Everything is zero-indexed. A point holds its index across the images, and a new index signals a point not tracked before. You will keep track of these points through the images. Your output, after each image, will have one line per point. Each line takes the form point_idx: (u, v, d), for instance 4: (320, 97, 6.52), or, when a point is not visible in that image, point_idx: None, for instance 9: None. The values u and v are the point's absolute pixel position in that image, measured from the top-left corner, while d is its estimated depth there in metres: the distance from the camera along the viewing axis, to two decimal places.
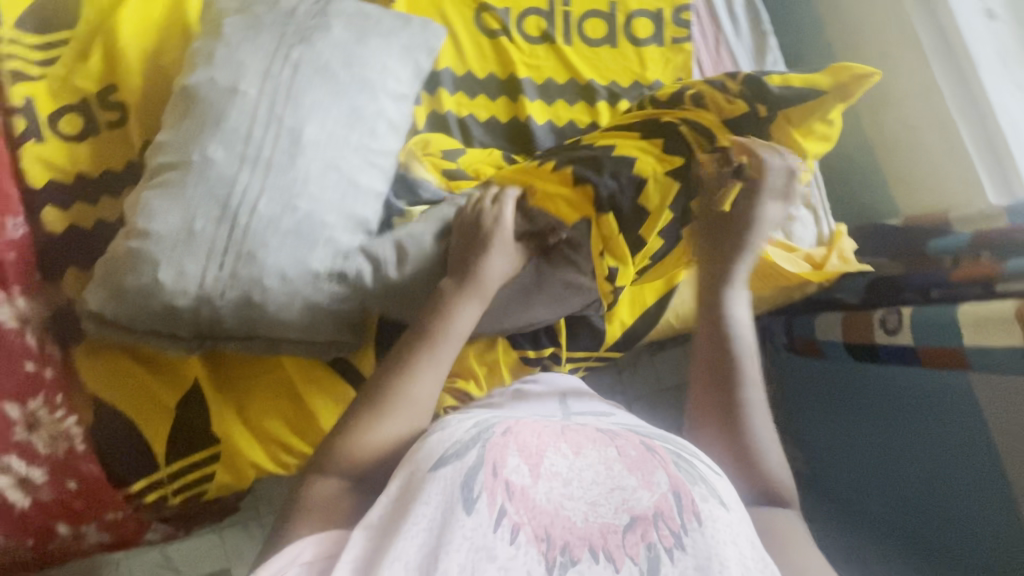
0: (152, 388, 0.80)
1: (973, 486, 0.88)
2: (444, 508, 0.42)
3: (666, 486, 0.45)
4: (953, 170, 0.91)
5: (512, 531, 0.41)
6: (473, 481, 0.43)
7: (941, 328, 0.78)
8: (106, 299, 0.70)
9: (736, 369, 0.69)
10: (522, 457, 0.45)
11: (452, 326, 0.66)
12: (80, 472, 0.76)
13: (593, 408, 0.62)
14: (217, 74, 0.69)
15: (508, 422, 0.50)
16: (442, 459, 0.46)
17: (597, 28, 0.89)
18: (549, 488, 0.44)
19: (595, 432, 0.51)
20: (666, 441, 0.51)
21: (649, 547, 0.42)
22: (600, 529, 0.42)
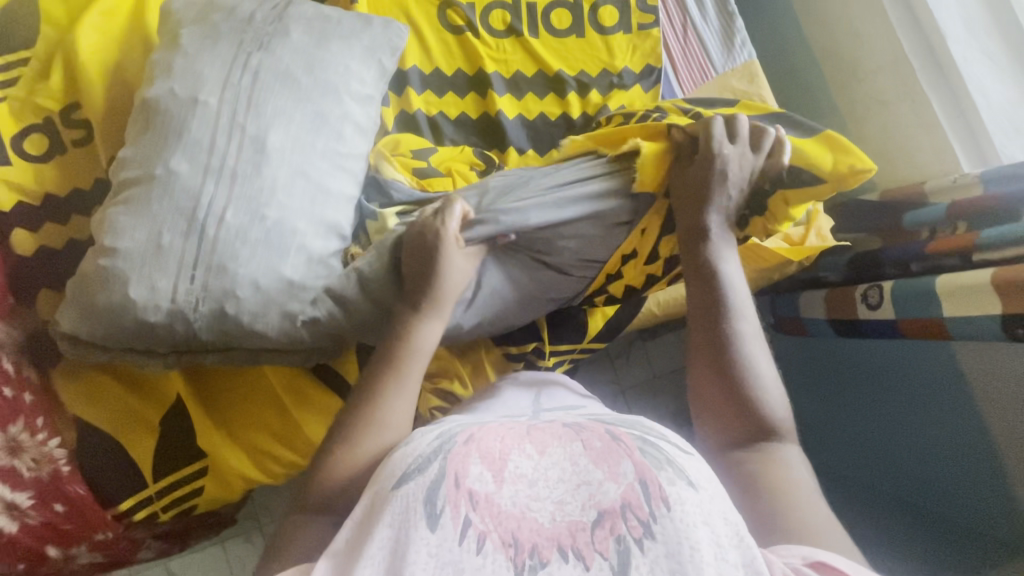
0: (135, 405, 0.80)
1: (963, 453, 0.88)
2: (406, 524, 0.42)
3: (631, 476, 0.44)
4: (925, 141, 0.91)
5: (478, 541, 0.41)
6: (435, 496, 0.42)
7: (921, 301, 0.78)
8: (80, 319, 0.69)
9: (725, 298, 0.63)
10: (485, 463, 0.45)
11: (412, 346, 0.62)
12: (67, 495, 0.76)
13: (564, 402, 0.62)
14: (177, 85, 0.68)
15: (471, 429, 0.50)
16: (404, 476, 0.45)
17: (562, 18, 0.88)
18: (514, 492, 0.44)
19: (561, 429, 0.50)
20: (631, 428, 0.49)
21: (618, 540, 0.41)
22: (568, 527, 0.42)
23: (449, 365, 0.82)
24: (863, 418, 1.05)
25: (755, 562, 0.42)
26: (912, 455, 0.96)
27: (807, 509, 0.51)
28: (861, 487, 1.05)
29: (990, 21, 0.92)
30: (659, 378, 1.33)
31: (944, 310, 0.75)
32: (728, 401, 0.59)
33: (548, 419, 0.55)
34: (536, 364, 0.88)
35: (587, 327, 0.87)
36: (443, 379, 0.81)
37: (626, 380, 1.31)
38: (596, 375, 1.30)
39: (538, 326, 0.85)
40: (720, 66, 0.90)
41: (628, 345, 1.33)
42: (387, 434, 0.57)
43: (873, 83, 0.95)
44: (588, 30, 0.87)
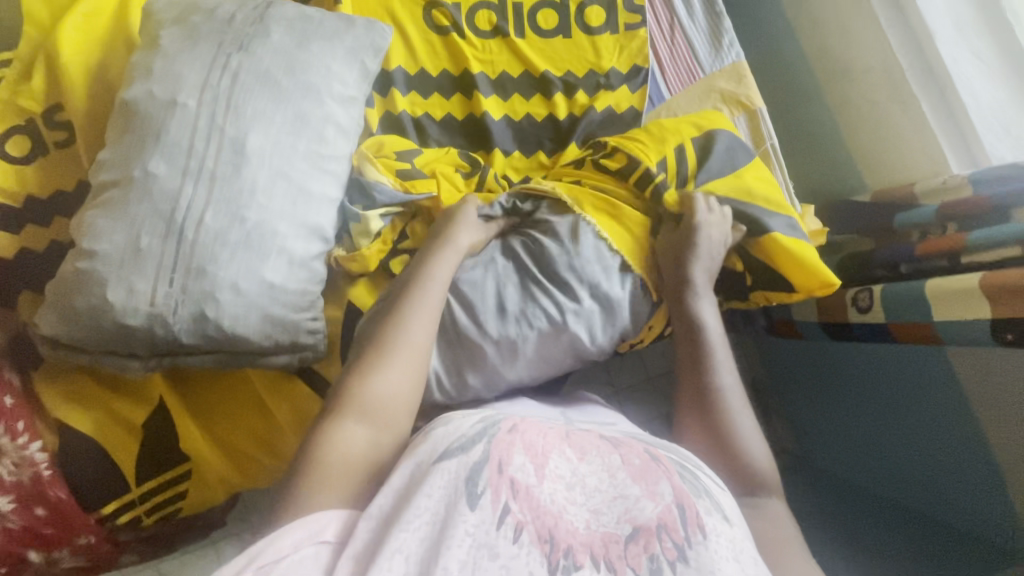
0: (119, 408, 0.79)
1: (959, 458, 0.87)
2: (447, 501, 0.42)
3: (669, 498, 0.45)
4: (915, 143, 0.90)
5: (515, 529, 0.41)
6: (479, 475, 0.43)
7: (910, 304, 0.77)
8: (59, 322, 0.69)
9: (708, 355, 0.71)
10: (528, 455, 0.46)
11: (430, 276, 0.67)
12: (48, 499, 0.75)
13: (595, 418, 0.66)
14: (156, 87, 0.67)
15: (514, 420, 0.51)
16: (447, 452, 0.46)
17: (548, 18, 0.87)
18: (552, 490, 0.44)
19: (599, 440, 0.51)
20: (671, 453, 0.53)
21: (652, 558, 0.42)
22: (602, 538, 0.43)
23: None
24: (858, 420, 1.05)
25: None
26: (906, 458, 0.95)
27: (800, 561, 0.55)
28: (861, 490, 1.05)
29: (979, 20, 0.91)
30: (653, 380, 1.32)
31: (934, 313, 0.74)
32: (715, 453, 0.66)
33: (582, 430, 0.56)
34: None
35: None
36: None
37: (620, 382, 1.31)
38: (589, 377, 1.30)
39: None
40: (708, 66, 0.89)
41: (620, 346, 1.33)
42: (411, 351, 0.61)
43: (862, 83, 0.95)
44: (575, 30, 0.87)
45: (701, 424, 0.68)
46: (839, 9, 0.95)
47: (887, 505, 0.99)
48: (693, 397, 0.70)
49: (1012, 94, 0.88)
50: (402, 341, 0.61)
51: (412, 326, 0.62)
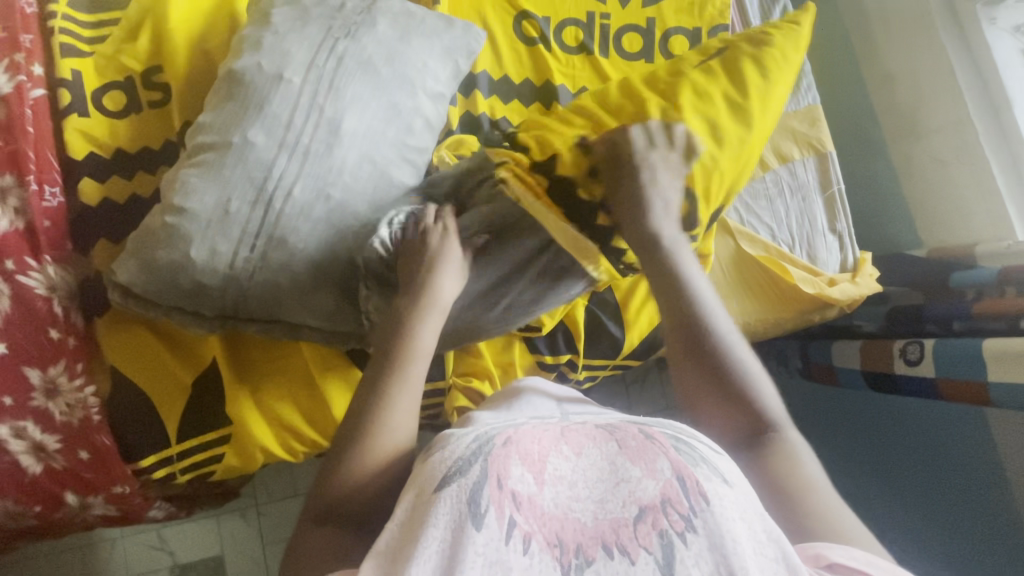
0: (171, 365, 0.81)
1: (987, 517, 0.88)
2: (453, 528, 0.42)
3: (669, 473, 0.44)
4: (980, 206, 0.90)
5: (524, 541, 0.42)
6: (480, 496, 0.42)
7: (965, 361, 0.77)
8: (136, 272, 0.71)
9: (702, 326, 0.61)
10: (526, 466, 0.45)
11: (414, 348, 0.61)
12: (92, 444, 0.77)
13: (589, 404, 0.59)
14: (264, 60, 0.70)
15: (507, 429, 0.48)
16: (445, 479, 0.44)
17: (633, 42, 0.89)
18: (556, 493, 0.44)
19: (595, 428, 0.49)
20: (664, 426, 0.49)
21: (661, 534, 0.42)
22: (611, 524, 0.43)
23: (480, 363, 0.81)
24: (887, 474, 1.04)
25: (795, 559, 0.43)
26: (932, 512, 0.96)
27: (818, 496, 0.53)
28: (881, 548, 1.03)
29: None
30: (674, 409, 1.35)
31: (990, 374, 0.74)
32: (727, 413, 0.58)
33: (578, 420, 0.53)
34: (568, 376, 0.86)
35: (622, 344, 0.85)
36: (472, 377, 0.80)
37: (642, 406, 1.32)
38: (613, 397, 1.31)
39: (574, 336, 0.84)
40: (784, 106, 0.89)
41: (645, 371, 1.35)
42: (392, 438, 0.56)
43: (931, 142, 0.96)
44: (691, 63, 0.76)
45: (706, 382, 0.59)
46: (917, 68, 0.97)
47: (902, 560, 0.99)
48: (684, 342, 0.61)
49: None
50: (383, 435, 0.56)
51: (391, 418, 0.57)
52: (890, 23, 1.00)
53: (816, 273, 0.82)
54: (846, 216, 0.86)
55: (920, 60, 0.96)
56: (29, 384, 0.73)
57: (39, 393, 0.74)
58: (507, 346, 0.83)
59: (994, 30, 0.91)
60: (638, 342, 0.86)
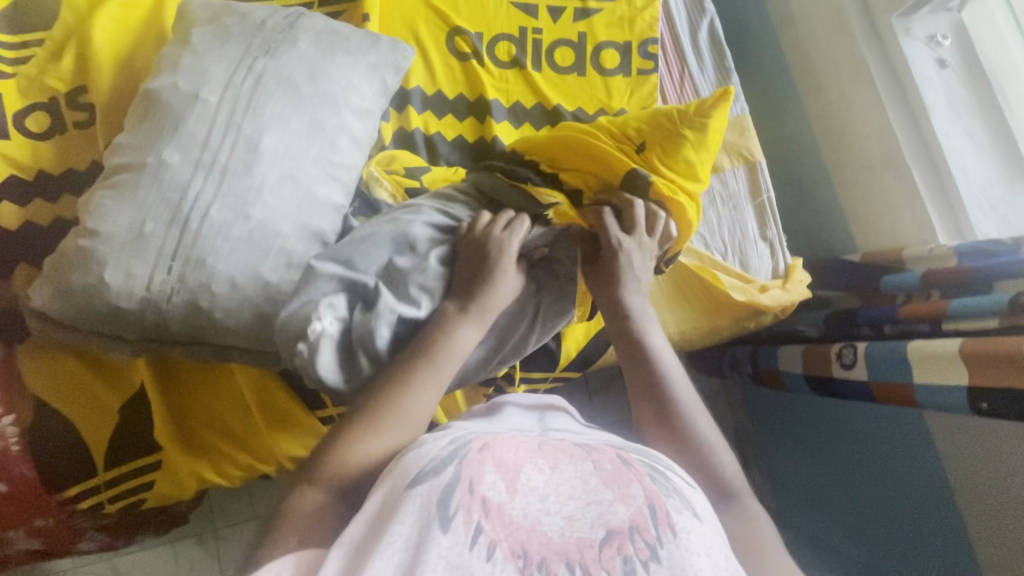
0: (95, 392, 0.79)
1: (929, 514, 0.89)
2: (419, 526, 0.38)
3: (640, 500, 0.42)
4: (907, 210, 0.92)
5: (488, 548, 0.37)
6: (450, 497, 0.39)
7: (893, 364, 0.78)
8: (51, 297, 0.69)
9: (671, 399, 0.61)
10: (499, 473, 0.41)
11: (453, 345, 0.58)
12: (11, 474, 0.74)
13: (571, 427, 0.56)
14: (181, 80, 0.70)
15: (485, 437, 0.46)
16: (418, 477, 0.41)
17: (565, 56, 0.90)
18: (525, 505, 0.40)
19: (572, 447, 0.47)
20: (640, 454, 0.48)
21: (626, 560, 0.38)
22: (577, 543, 0.39)
23: None
24: (837, 476, 1.05)
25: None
26: (881, 514, 0.97)
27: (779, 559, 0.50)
28: (838, 550, 1.04)
29: (973, 100, 0.93)
30: (636, 418, 1.35)
31: (915, 375, 0.75)
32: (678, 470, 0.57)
33: (556, 437, 0.51)
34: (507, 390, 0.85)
35: (559, 356, 0.85)
36: None
37: (603, 416, 1.32)
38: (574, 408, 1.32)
39: None
40: None
41: (607, 382, 1.35)
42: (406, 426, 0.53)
43: (860, 148, 0.98)
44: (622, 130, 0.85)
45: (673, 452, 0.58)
46: (844, 77, 0.99)
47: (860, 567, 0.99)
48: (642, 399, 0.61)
49: (1001, 175, 0.91)
50: (401, 415, 0.53)
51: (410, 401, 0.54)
52: (817, 34, 1.03)
53: (748, 280, 0.83)
54: (776, 223, 0.87)
55: (847, 70, 0.98)
56: None
57: None
58: None
59: (909, 40, 0.94)
60: (575, 353, 0.86)
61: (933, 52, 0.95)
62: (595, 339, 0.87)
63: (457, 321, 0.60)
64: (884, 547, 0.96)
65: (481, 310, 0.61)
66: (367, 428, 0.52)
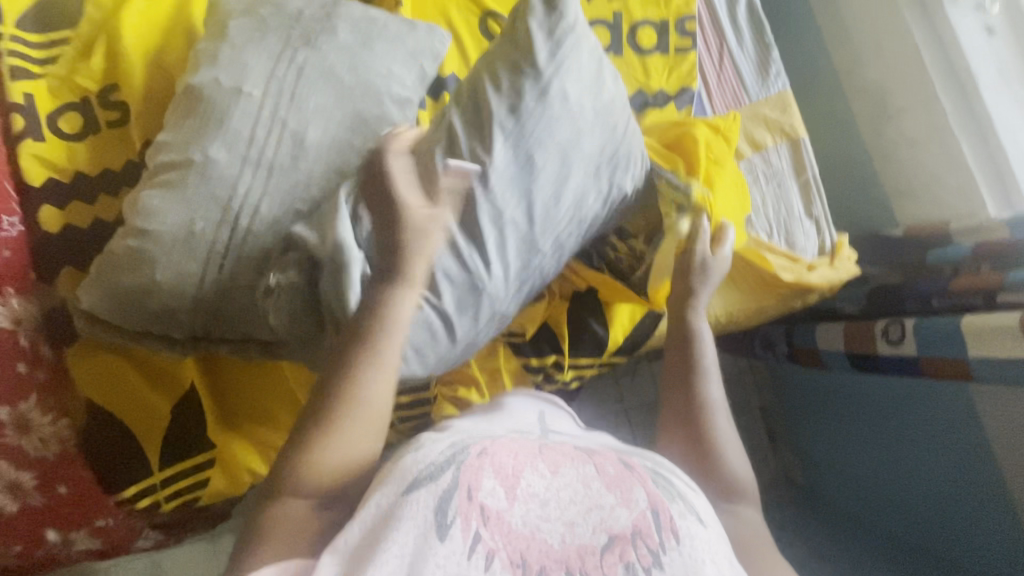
0: (144, 393, 0.78)
1: (972, 505, 0.91)
2: (417, 534, 0.43)
3: (643, 505, 0.50)
4: (953, 182, 0.92)
5: (486, 557, 0.43)
6: (448, 505, 0.44)
7: (946, 339, 0.78)
8: (101, 300, 0.69)
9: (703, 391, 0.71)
10: (498, 479, 0.48)
11: (391, 326, 0.56)
12: (72, 477, 0.75)
13: (565, 425, 0.64)
14: (222, 74, 0.69)
15: (484, 441, 0.52)
16: (415, 482, 0.47)
17: (601, 36, 0.87)
18: (524, 511, 0.47)
19: (572, 451, 0.55)
20: (643, 461, 0.56)
21: (627, 566, 0.46)
22: (578, 550, 0.46)
23: (466, 372, 0.82)
24: (869, 450, 1.09)
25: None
26: (914, 485, 1.00)
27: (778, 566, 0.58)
28: (881, 528, 1.08)
29: None
30: None
31: (969, 348, 0.75)
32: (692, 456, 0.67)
33: (556, 439, 0.58)
34: (555, 377, 0.86)
35: (607, 343, 0.84)
36: (459, 386, 0.82)
37: (632, 399, 1.41)
38: (604, 394, 1.40)
39: (559, 339, 0.83)
40: (755, 94, 0.90)
41: (634, 365, 1.42)
42: (366, 411, 0.53)
43: (902, 121, 0.97)
44: (661, 105, 0.86)
45: (689, 452, 0.68)
46: (883, 48, 0.98)
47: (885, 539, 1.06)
48: (675, 370, 0.73)
49: None
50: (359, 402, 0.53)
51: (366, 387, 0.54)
52: (856, 5, 1.01)
53: (795, 259, 0.82)
54: (822, 200, 0.86)
55: (888, 41, 0.97)
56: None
57: (10, 429, 0.72)
58: (493, 350, 0.83)
59: (957, 7, 0.92)
60: (622, 338, 0.85)
61: (980, 20, 0.92)
62: (637, 329, 0.86)
63: (386, 293, 0.57)
64: (913, 517, 1.01)
65: (408, 269, 0.57)
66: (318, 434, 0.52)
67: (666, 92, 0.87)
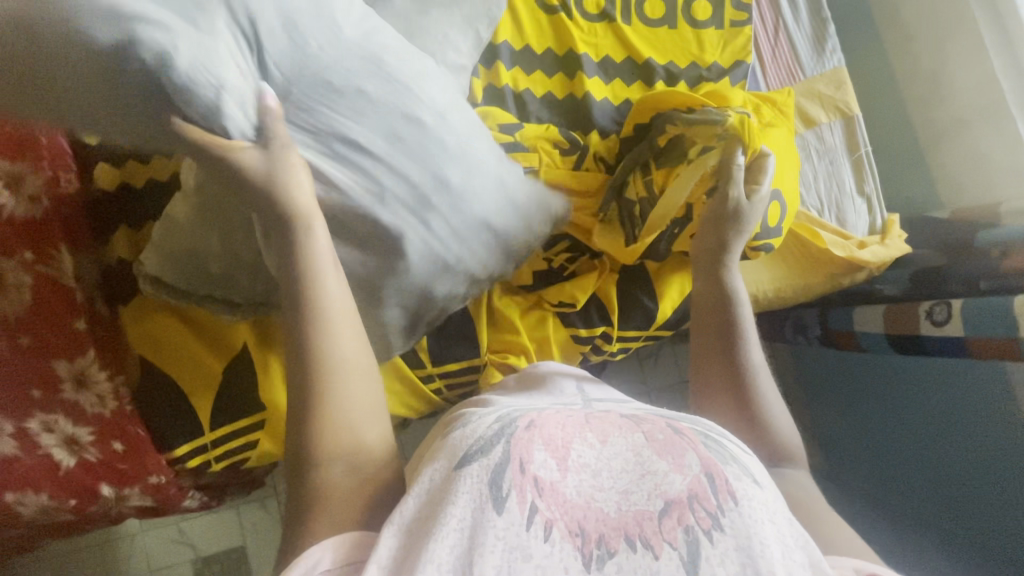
0: (196, 350, 0.80)
1: (1016, 485, 0.91)
2: (473, 507, 0.40)
3: (697, 469, 0.42)
4: (1003, 162, 1.01)
5: (544, 528, 0.39)
6: (501, 478, 0.41)
7: (996, 318, 0.79)
8: (161, 262, 0.71)
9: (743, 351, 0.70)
10: (549, 451, 0.43)
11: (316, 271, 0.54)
12: (127, 433, 0.76)
13: (612, 394, 0.60)
14: None
15: (530, 415, 0.48)
16: (466, 456, 0.43)
17: (656, 9, 0.90)
18: (578, 481, 0.42)
19: (619, 419, 0.48)
20: (692, 423, 0.49)
21: (687, 530, 0.40)
22: (635, 516, 0.40)
23: (515, 341, 0.82)
24: (902, 437, 1.09)
25: (821, 562, 0.42)
26: (955, 472, 0.99)
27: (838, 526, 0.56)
28: (913, 514, 1.08)
29: None
30: None
31: (1021, 328, 0.77)
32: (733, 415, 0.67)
33: (601, 409, 0.53)
34: (602, 348, 0.87)
35: (656, 315, 0.85)
36: (508, 354, 0.82)
37: (655, 381, 1.42)
38: (626, 375, 1.41)
39: (608, 309, 0.85)
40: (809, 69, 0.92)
41: (657, 348, 1.43)
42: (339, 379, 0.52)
43: (952, 102, 1.07)
44: (715, 78, 0.89)
45: (733, 413, 0.67)
46: (940, 34, 1.08)
47: (924, 523, 1.06)
48: (710, 326, 0.73)
49: None
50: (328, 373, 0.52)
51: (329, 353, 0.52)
52: None
53: (848, 236, 0.85)
54: (874, 177, 0.89)
55: (945, 32, 1.07)
56: (55, 376, 0.68)
57: (68, 385, 0.69)
58: (541, 321, 0.84)
59: None
60: (670, 313, 0.86)
61: None
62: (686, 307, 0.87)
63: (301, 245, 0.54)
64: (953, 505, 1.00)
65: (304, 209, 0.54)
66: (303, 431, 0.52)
67: (720, 66, 0.89)
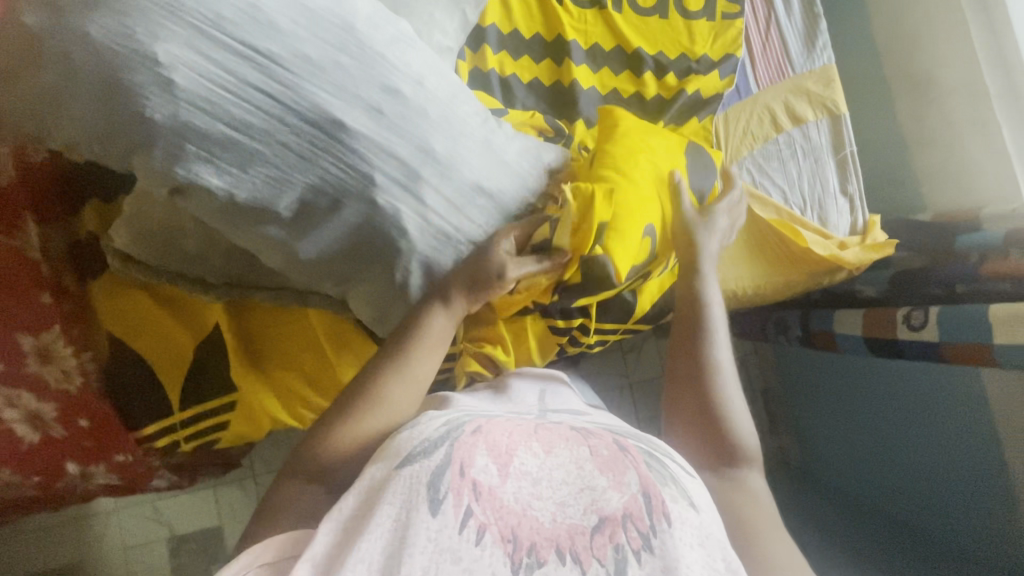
0: (166, 324, 0.79)
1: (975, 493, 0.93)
2: (408, 506, 0.40)
3: (635, 488, 0.44)
4: (988, 170, 1.03)
5: (477, 532, 0.39)
6: (439, 481, 0.41)
7: (971, 326, 0.79)
8: (129, 240, 0.69)
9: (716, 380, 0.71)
10: (491, 456, 0.44)
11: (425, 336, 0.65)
12: (91, 410, 0.74)
13: (569, 404, 0.60)
14: None
15: (479, 420, 0.49)
16: (408, 457, 0.43)
17: None
18: (517, 488, 0.43)
19: (569, 431, 0.49)
20: (638, 441, 0.50)
21: (617, 548, 0.41)
22: (568, 530, 0.41)
23: (492, 329, 0.81)
24: (874, 437, 1.11)
25: None
26: (922, 475, 1.01)
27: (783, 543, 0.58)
28: (882, 514, 1.09)
29: None
30: None
31: (997, 337, 0.76)
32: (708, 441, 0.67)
33: (555, 419, 0.53)
34: (579, 341, 0.84)
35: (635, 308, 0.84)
36: (485, 342, 0.81)
37: (638, 374, 1.42)
38: (609, 368, 1.41)
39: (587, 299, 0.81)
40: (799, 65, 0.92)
41: (640, 341, 1.43)
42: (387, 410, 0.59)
43: (943, 103, 1.08)
44: (704, 70, 0.88)
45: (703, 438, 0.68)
46: (937, 35, 1.08)
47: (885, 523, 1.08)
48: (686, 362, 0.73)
49: None
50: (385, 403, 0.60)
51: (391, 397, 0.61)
52: None
53: (828, 235, 0.84)
54: (857, 177, 0.89)
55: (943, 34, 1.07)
56: (18, 350, 0.66)
57: (31, 359, 0.67)
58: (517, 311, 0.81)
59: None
60: (649, 305, 0.86)
61: None
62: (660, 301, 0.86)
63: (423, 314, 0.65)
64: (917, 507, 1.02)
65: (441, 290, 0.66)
66: (343, 419, 0.58)
67: (710, 58, 0.88)
